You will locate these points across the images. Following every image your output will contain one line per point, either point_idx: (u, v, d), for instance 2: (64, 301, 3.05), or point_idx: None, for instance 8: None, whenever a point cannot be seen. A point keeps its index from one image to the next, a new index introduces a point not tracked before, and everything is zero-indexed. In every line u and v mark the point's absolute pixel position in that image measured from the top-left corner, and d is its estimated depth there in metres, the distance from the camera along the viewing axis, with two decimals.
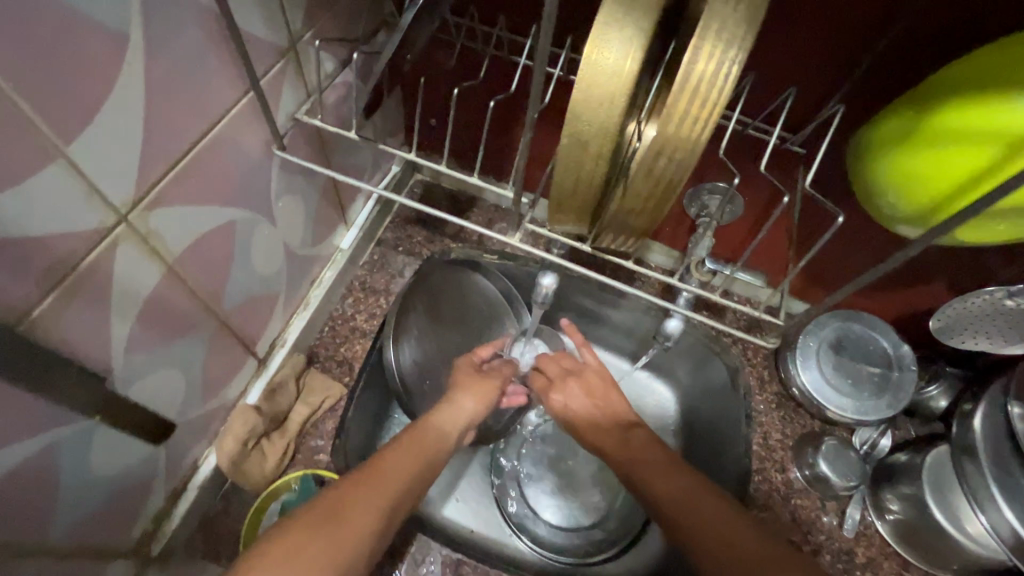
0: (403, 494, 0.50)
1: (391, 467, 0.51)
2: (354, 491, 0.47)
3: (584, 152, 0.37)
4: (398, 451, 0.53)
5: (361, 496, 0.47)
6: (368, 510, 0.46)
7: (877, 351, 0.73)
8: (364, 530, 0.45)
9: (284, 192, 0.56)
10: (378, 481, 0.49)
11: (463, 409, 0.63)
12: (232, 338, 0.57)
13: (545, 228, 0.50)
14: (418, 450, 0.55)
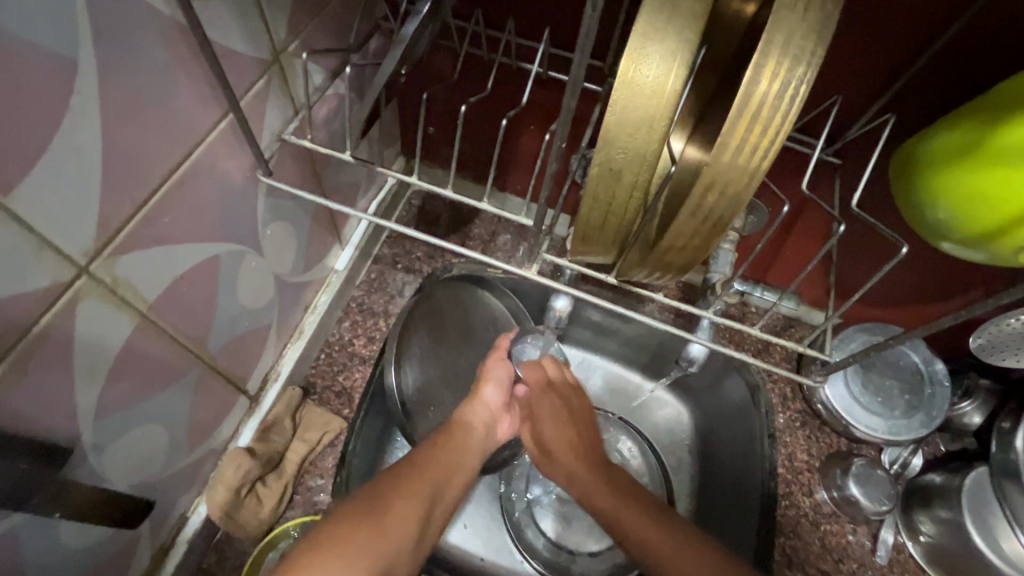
0: (437, 495, 0.52)
1: (427, 472, 0.52)
2: (392, 497, 0.48)
3: (618, 184, 0.32)
4: (434, 455, 0.54)
5: (399, 502, 0.48)
6: (405, 515, 0.48)
7: (907, 367, 0.70)
8: (402, 536, 0.47)
9: (271, 219, 0.51)
10: (414, 485, 0.50)
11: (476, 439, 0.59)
12: (220, 379, 0.52)
13: (565, 258, 0.45)
14: (451, 449, 0.56)
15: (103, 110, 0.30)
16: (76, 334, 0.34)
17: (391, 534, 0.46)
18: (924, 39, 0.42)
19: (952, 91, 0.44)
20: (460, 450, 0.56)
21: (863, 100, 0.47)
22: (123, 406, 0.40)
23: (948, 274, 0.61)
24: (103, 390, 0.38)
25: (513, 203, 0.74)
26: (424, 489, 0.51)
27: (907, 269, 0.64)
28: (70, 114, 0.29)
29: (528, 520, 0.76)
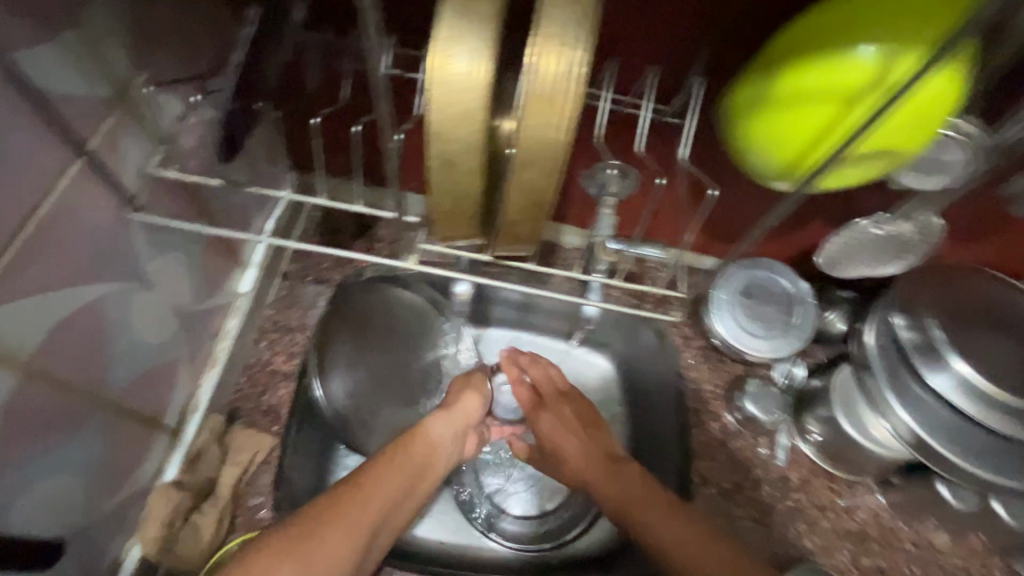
0: (388, 505, 0.54)
1: (379, 484, 0.54)
2: (330, 517, 0.49)
3: (455, 172, 0.36)
4: (383, 466, 0.56)
5: (335, 526, 0.49)
6: (343, 533, 0.49)
7: (778, 290, 0.79)
8: (335, 560, 0.47)
9: (157, 252, 0.51)
10: (359, 499, 0.52)
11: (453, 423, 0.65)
12: (131, 418, 0.52)
13: (438, 245, 0.49)
14: (405, 461, 0.58)
15: None
16: None
17: (329, 553, 0.47)
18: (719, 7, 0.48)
19: (748, 48, 0.51)
20: (416, 465, 0.59)
21: (686, 66, 0.53)
22: (25, 463, 0.40)
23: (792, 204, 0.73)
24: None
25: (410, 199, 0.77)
26: (363, 512, 0.51)
27: (762, 205, 0.74)
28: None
29: (482, 497, 0.80)
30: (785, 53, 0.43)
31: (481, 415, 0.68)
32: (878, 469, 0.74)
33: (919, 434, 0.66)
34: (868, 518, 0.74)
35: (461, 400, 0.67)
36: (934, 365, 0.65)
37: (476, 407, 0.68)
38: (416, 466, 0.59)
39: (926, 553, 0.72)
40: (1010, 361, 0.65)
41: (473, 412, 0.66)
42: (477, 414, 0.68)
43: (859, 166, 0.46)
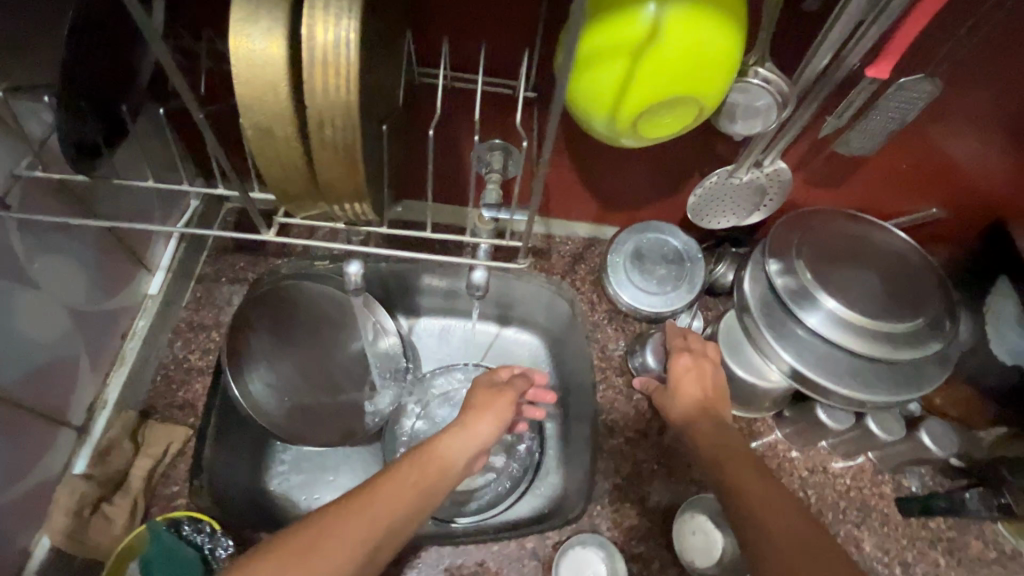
0: (398, 522, 0.53)
1: (387, 493, 0.54)
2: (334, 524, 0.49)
3: (274, 138, 0.40)
4: (394, 481, 0.55)
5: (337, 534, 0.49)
6: (344, 535, 0.49)
7: (669, 247, 0.85)
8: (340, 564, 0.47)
9: (35, 252, 0.54)
10: (363, 512, 0.51)
11: (473, 438, 0.64)
12: (26, 413, 0.55)
13: (297, 218, 0.52)
14: (420, 475, 0.57)
15: None
16: None
17: (335, 546, 0.48)
18: None
19: None
20: (427, 485, 0.57)
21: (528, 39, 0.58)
22: None
23: (665, 165, 0.79)
24: None
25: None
26: (366, 524, 0.50)
27: (640, 170, 0.81)
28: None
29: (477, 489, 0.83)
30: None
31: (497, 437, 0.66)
32: (772, 404, 0.78)
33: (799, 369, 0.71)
34: (766, 450, 0.79)
35: (478, 422, 0.65)
36: (806, 306, 0.72)
37: (493, 430, 0.66)
38: (430, 483, 0.58)
39: (821, 477, 0.77)
40: (871, 294, 0.73)
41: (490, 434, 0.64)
42: (494, 436, 0.66)
43: (668, 115, 0.52)
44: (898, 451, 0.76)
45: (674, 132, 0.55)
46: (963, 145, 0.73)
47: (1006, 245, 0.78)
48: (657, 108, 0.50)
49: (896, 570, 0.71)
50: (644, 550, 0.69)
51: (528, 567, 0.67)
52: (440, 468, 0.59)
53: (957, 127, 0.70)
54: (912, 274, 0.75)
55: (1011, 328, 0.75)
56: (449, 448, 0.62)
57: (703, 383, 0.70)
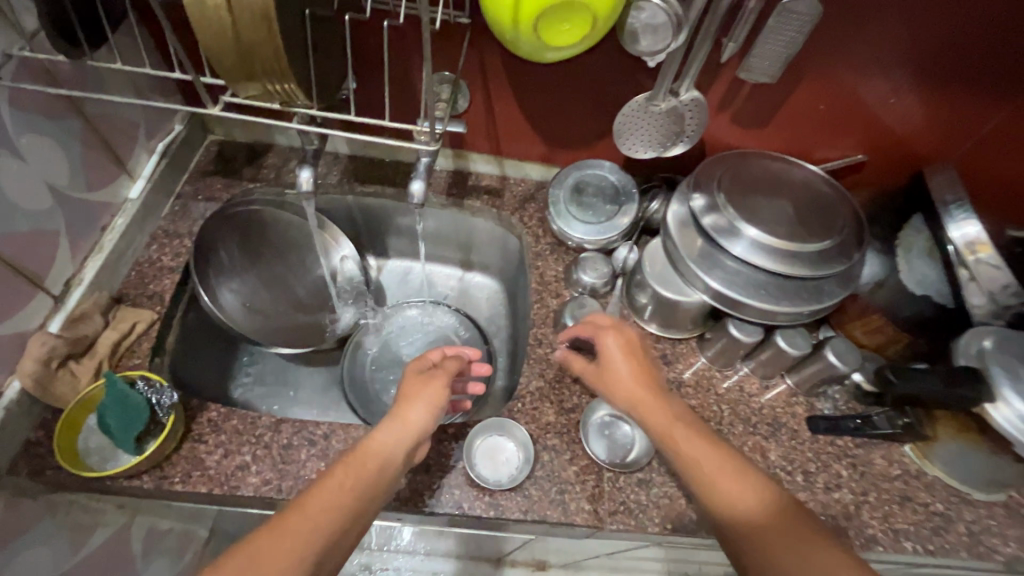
0: (342, 522, 0.55)
1: (322, 500, 0.55)
2: (269, 542, 0.51)
3: (208, 11, 0.48)
4: (326, 489, 0.57)
5: (272, 546, 0.50)
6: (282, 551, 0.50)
7: (606, 182, 0.91)
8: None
9: (22, 129, 0.63)
10: (300, 527, 0.53)
11: (408, 428, 0.66)
12: (10, 270, 0.64)
13: (240, 98, 0.60)
14: (356, 475, 0.59)
15: None
16: None
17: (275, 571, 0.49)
18: None
19: None
20: (370, 477, 0.60)
21: None
22: None
23: (599, 103, 0.86)
24: None
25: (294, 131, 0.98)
26: (301, 535, 0.52)
27: (577, 108, 0.88)
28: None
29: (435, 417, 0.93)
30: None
31: (435, 422, 0.69)
32: (691, 323, 0.84)
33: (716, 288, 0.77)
34: (686, 370, 0.84)
35: (410, 415, 0.67)
36: (729, 237, 0.77)
37: (429, 417, 0.68)
38: (369, 479, 0.60)
39: (736, 395, 0.82)
40: (790, 222, 0.78)
41: (423, 422, 0.66)
42: (429, 421, 0.68)
43: (567, 20, 0.59)
44: (811, 373, 0.80)
45: (580, 39, 0.62)
46: (876, 86, 0.78)
47: (920, 188, 0.84)
48: (554, 12, 0.58)
49: (798, 477, 0.75)
50: (557, 442, 0.75)
51: (447, 449, 0.73)
52: (380, 461, 0.62)
53: (866, 69, 0.76)
54: (828, 205, 0.81)
55: (919, 259, 0.80)
56: (384, 442, 0.64)
57: (626, 354, 0.71)
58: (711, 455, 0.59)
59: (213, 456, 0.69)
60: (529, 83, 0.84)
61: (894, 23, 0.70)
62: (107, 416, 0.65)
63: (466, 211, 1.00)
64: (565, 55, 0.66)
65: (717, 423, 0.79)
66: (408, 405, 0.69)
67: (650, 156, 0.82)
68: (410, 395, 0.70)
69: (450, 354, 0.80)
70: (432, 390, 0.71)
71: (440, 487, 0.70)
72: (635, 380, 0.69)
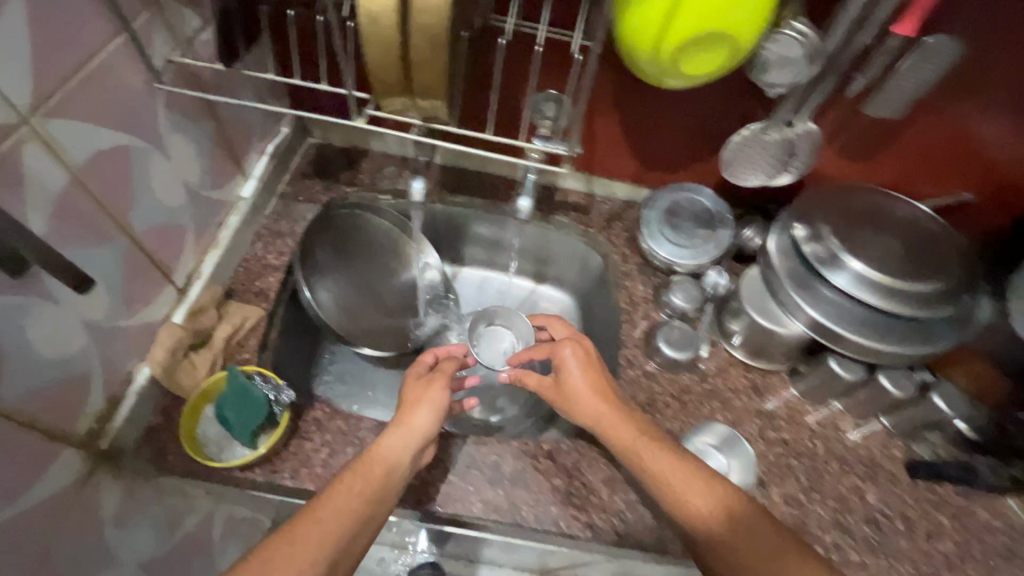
0: (354, 525, 0.58)
1: (331, 508, 0.58)
2: (282, 553, 0.53)
3: (379, 29, 0.50)
4: (339, 495, 0.59)
5: (285, 556, 0.53)
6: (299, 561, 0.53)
7: (700, 207, 0.91)
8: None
9: (171, 129, 0.66)
10: (314, 533, 0.55)
11: (412, 432, 0.67)
12: (148, 263, 0.67)
13: (384, 113, 0.62)
14: (364, 483, 0.61)
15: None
16: (26, 170, 0.48)
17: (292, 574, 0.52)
18: None
19: None
20: (376, 485, 0.62)
21: None
22: (70, 245, 0.54)
23: (703, 130, 0.86)
24: (49, 222, 0.52)
25: (392, 140, 1.01)
26: (312, 544, 0.54)
27: (677, 135, 0.88)
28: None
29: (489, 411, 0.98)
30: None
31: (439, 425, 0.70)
32: (785, 355, 0.83)
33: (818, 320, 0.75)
34: (779, 402, 0.83)
35: (415, 417, 0.68)
36: (832, 268, 0.76)
37: (432, 420, 0.69)
38: (377, 485, 0.62)
39: (830, 432, 0.80)
40: (900, 259, 0.76)
41: (428, 426, 0.67)
42: (434, 423, 0.69)
43: (708, 50, 0.59)
44: (909, 416, 0.78)
45: (713, 70, 0.62)
46: (994, 125, 0.74)
47: None
48: (697, 42, 0.58)
49: (897, 523, 0.73)
50: None
51: (541, 465, 0.73)
52: (389, 467, 0.64)
53: (996, 109, 0.72)
54: (937, 242, 0.79)
55: None
56: (389, 450, 0.65)
57: (585, 365, 0.74)
58: (693, 484, 0.63)
59: (319, 454, 0.70)
60: (637, 105, 0.84)
61: (1015, 60, 0.67)
62: (226, 409, 0.67)
63: (552, 226, 1.01)
64: (688, 85, 0.66)
65: (812, 460, 0.78)
66: (411, 410, 0.69)
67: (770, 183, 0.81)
68: (409, 400, 0.71)
69: (443, 355, 0.80)
70: (432, 392, 0.71)
71: (536, 503, 0.70)
72: (589, 395, 0.72)
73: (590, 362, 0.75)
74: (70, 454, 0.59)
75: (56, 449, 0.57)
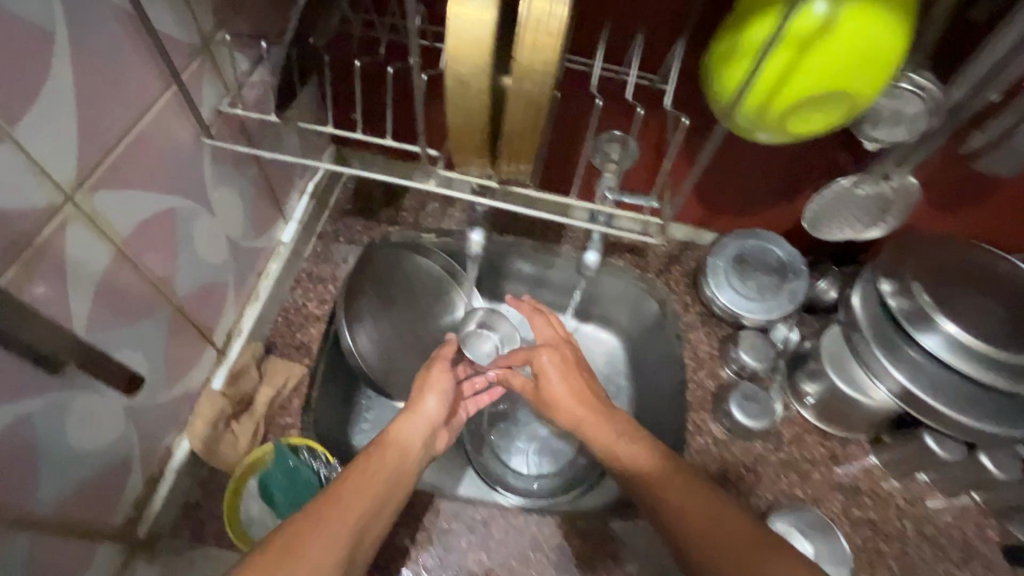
0: (375, 502, 0.58)
1: (356, 494, 0.57)
2: (302, 534, 0.51)
3: (468, 92, 0.44)
4: (357, 475, 0.59)
5: (310, 538, 0.51)
6: (321, 542, 0.51)
7: (772, 256, 0.84)
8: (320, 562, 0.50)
9: (217, 183, 0.60)
10: (336, 510, 0.54)
11: (421, 417, 0.68)
12: (188, 327, 0.61)
13: (455, 172, 0.56)
14: (377, 468, 0.60)
15: (79, 64, 0.40)
16: (67, 253, 0.42)
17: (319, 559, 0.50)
18: None
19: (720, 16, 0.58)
20: (393, 471, 0.61)
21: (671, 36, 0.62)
22: (111, 327, 0.49)
23: (782, 176, 0.79)
24: (91, 306, 0.46)
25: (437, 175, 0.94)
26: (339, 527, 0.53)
27: (751, 179, 0.82)
28: (47, 55, 0.38)
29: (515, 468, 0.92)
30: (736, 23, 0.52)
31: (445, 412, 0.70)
32: (867, 425, 0.77)
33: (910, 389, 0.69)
34: (861, 474, 0.77)
35: (424, 402, 0.69)
36: (923, 328, 0.68)
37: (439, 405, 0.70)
38: (392, 467, 0.62)
39: (918, 511, 0.74)
40: (1002, 327, 0.68)
41: (437, 410, 0.68)
42: (442, 410, 0.70)
43: (821, 109, 0.53)
44: (1007, 496, 0.72)
45: (820, 129, 0.56)
46: None
47: None
48: (811, 102, 0.52)
49: None
50: None
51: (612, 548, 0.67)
52: (403, 451, 0.64)
53: None
54: None
55: None
56: (404, 434, 0.65)
57: (564, 368, 0.73)
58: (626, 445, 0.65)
59: None
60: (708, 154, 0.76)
61: None
62: (274, 490, 0.62)
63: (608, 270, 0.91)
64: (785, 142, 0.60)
65: (901, 542, 0.71)
66: (420, 393, 0.70)
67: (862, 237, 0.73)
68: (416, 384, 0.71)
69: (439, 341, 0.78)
70: (439, 375, 0.71)
71: None
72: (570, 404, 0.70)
73: (569, 364, 0.73)
74: (107, 549, 0.53)
75: (92, 546, 0.51)
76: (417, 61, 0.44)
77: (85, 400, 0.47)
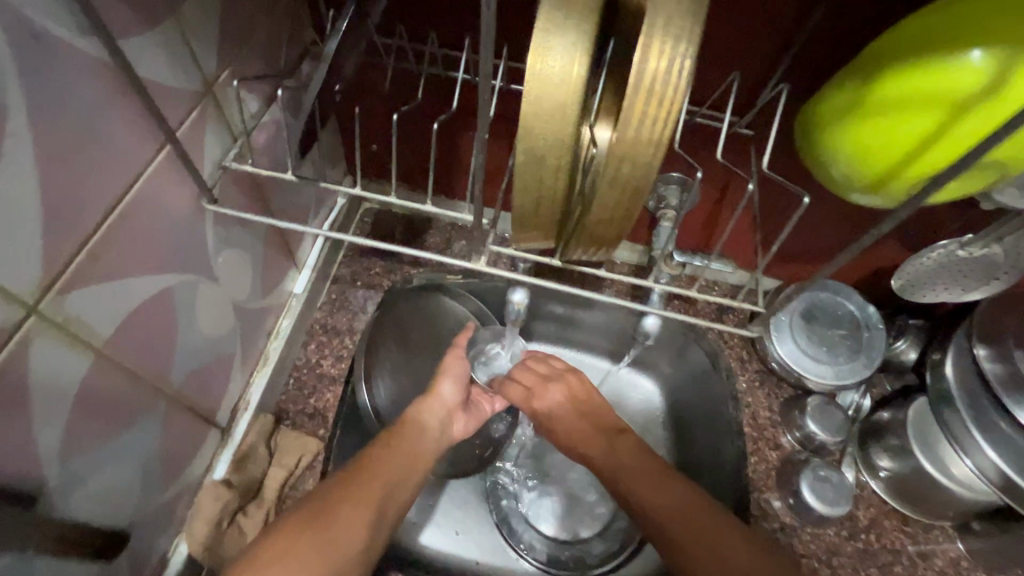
0: (397, 479, 0.53)
1: (383, 468, 0.52)
2: (335, 504, 0.47)
3: (542, 168, 0.36)
4: (385, 451, 0.54)
5: (343, 510, 0.47)
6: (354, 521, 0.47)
7: (844, 313, 0.75)
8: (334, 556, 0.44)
9: (222, 247, 0.51)
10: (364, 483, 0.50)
11: (439, 402, 0.62)
12: (187, 413, 0.52)
13: (510, 247, 0.48)
14: (402, 445, 0.55)
15: (39, 140, 0.31)
16: (30, 375, 0.33)
17: (335, 549, 0.44)
18: (798, 27, 0.48)
19: (827, 57, 0.49)
20: (412, 448, 0.56)
21: (763, 75, 0.52)
22: (92, 447, 0.40)
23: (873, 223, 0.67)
24: (67, 430, 0.37)
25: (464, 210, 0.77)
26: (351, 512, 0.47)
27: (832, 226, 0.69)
28: None
29: (525, 523, 0.75)
30: (870, 65, 0.42)
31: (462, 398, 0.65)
32: (954, 512, 0.68)
33: (1008, 473, 0.60)
34: (947, 567, 0.68)
35: (439, 387, 0.63)
36: (1019, 401, 0.59)
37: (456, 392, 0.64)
38: (420, 449, 0.56)
39: None
40: None
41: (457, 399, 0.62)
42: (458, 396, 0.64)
43: (958, 179, 0.44)
44: None
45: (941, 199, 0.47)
46: None
47: None
48: (948, 172, 0.42)
49: None
50: None
51: None
52: (422, 433, 0.58)
53: None
54: None
55: None
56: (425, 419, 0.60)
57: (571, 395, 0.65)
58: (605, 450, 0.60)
59: None
60: (785, 201, 0.63)
61: None
62: None
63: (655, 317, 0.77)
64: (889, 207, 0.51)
65: None
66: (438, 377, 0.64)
67: (965, 298, 0.63)
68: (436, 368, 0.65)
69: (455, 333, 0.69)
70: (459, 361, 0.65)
71: None
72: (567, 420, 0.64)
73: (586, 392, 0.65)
74: None
75: None
76: (484, 136, 0.35)
77: (57, 540, 0.38)
